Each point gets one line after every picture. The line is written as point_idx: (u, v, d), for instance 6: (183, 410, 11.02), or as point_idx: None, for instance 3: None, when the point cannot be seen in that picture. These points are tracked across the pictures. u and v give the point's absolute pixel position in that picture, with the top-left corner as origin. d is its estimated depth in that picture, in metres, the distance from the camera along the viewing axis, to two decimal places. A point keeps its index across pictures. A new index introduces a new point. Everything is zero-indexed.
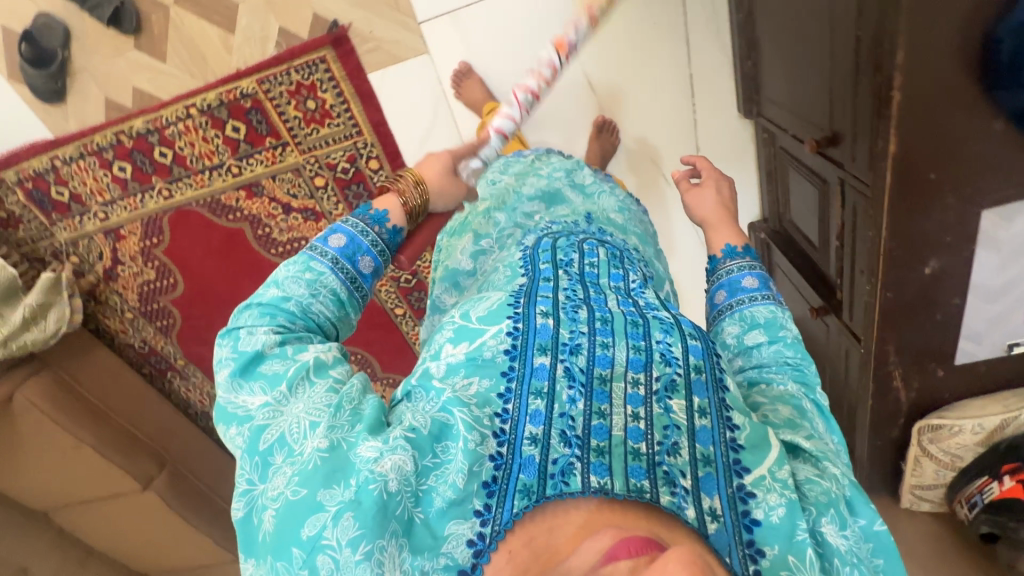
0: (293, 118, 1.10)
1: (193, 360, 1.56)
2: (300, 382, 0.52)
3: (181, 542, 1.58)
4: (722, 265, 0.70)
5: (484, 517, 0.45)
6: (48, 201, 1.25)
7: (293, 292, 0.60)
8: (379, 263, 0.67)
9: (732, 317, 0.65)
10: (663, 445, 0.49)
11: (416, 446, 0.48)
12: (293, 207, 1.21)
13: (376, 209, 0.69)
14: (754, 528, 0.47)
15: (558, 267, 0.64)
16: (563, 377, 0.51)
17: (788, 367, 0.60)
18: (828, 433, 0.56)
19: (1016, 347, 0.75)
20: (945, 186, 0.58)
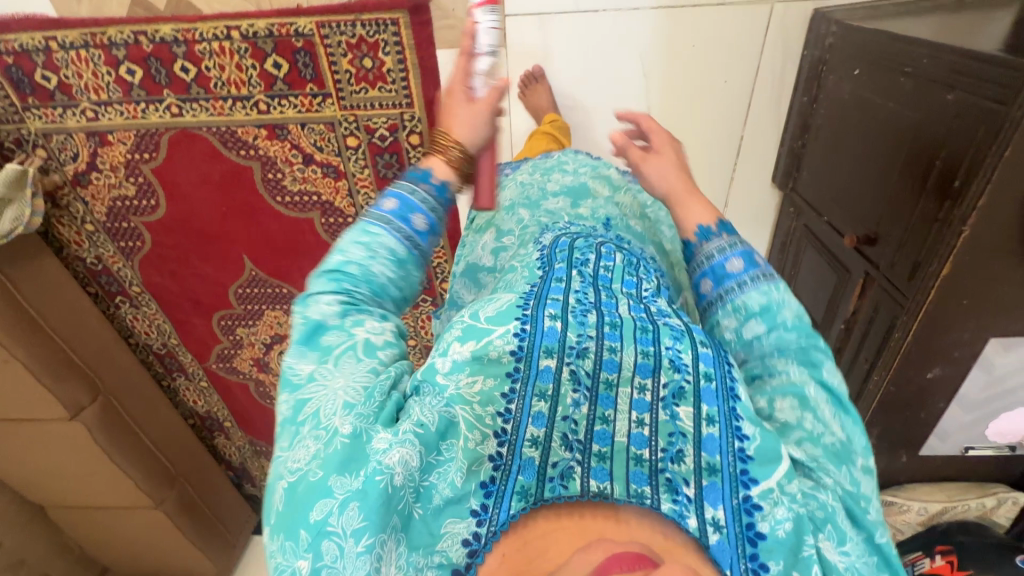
0: (344, 72, 1.05)
1: (151, 290, 1.44)
2: (341, 354, 0.50)
3: (97, 479, 1.46)
4: (701, 249, 0.62)
5: (481, 517, 0.43)
6: (29, 84, 1.09)
7: (353, 255, 0.56)
8: (434, 221, 0.60)
9: (722, 304, 0.58)
10: (666, 452, 0.47)
11: (425, 444, 0.46)
12: (316, 159, 1.16)
13: (421, 168, 0.61)
14: (758, 540, 0.43)
15: (573, 265, 0.61)
16: (569, 381, 0.49)
17: (792, 352, 0.54)
18: (834, 425, 0.50)
19: (972, 450, 0.89)
20: (973, 314, 0.69)
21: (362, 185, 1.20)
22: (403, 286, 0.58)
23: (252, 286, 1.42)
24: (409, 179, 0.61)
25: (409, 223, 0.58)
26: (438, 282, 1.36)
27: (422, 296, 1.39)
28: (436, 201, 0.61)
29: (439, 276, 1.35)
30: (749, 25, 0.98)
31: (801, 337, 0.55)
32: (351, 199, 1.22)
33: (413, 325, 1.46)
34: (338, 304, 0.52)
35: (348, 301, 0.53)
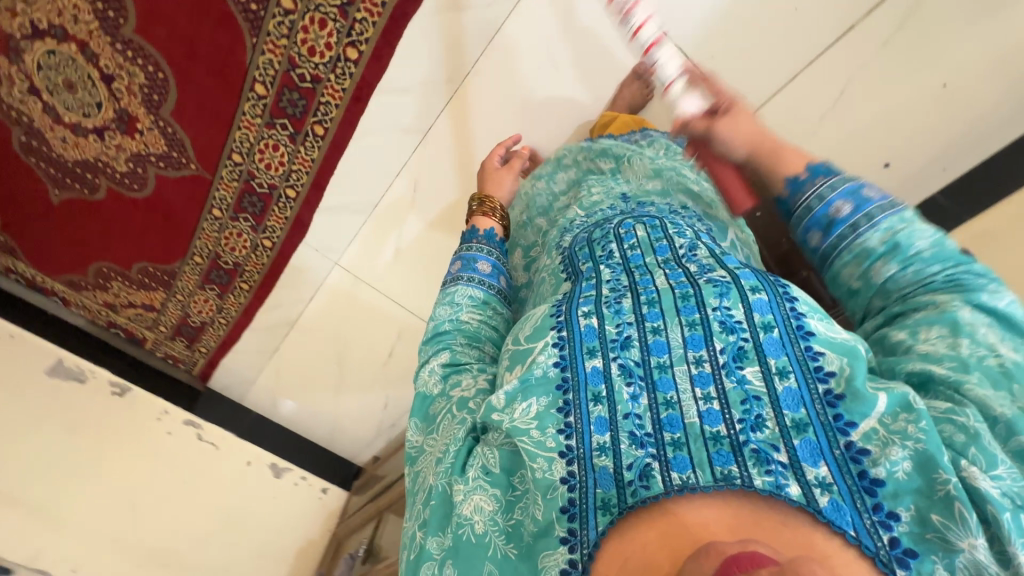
0: None
1: None
2: (442, 422, 0.66)
3: None
4: (800, 199, 0.73)
5: (571, 541, 0.49)
6: None
7: (444, 313, 0.79)
8: (494, 261, 0.88)
9: (846, 252, 0.68)
10: (746, 420, 0.51)
11: (495, 484, 0.56)
12: None
13: (484, 230, 0.93)
14: (877, 490, 0.47)
15: (599, 260, 0.70)
16: (621, 375, 0.56)
17: (937, 284, 0.61)
18: (1000, 346, 0.53)
19: None
20: None
21: None
22: (490, 323, 0.78)
23: None
24: (473, 238, 0.91)
25: (477, 271, 0.85)
26: (313, 118, 1.17)
27: (280, 121, 1.17)
28: (496, 249, 0.91)
29: (321, 114, 1.16)
30: None
31: (941, 267, 0.62)
32: None
33: (247, 139, 1.21)
34: (440, 372, 0.70)
35: (448, 357, 0.72)
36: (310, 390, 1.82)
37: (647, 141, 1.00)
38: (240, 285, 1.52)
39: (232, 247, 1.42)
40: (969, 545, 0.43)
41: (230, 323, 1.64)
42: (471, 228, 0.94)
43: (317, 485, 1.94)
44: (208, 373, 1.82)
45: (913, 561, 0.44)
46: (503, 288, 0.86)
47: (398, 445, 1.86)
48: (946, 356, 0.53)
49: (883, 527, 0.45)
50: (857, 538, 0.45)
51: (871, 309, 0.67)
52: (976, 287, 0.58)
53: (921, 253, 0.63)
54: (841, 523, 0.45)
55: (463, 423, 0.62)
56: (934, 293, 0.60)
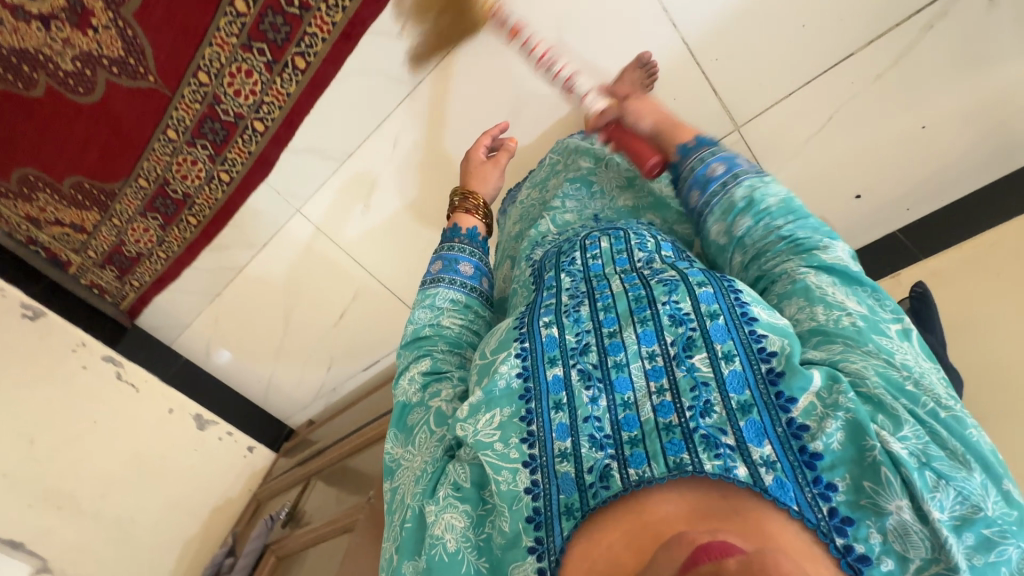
0: None
1: None
2: (419, 435, 0.66)
3: None
4: (687, 162, 0.78)
5: (537, 550, 0.49)
6: None
7: (421, 318, 0.79)
8: (474, 262, 0.86)
9: (715, 206, 0.71)
10: (694, 407, 0.50)
11: (465, 500, 0.56)
12: None
13: (467, 229, 0.91)
14: (815, 464, 0.46)
15: (561, 267, 0.67)
16: (580, 380, 0.55)
17: (785, 243, 0.64)
18: (848, 303, 0.56)
19: None
20: None
21: None
22: (471, 328, 0.78)
23: None
24: (456, 238, 0.89)
25: (459, 273, 0.84)
26: (296, 49, 1.08)
27: (257, 46, 1.08)
28: (480, 251, 0.89)
29: (305, 47, 1.07)
30: (711, 122, 1.05)
31: (784, 221, 0.65)
32: None
33: (218, 58, 1.11)
34: (421, 379, 0.70)
35: (429, 364, 0.71)
36: (248, 343, 1.72)
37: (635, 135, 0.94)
38: (187, 218, 1.41)
39: (184, 175, 1.31)
40: (895, 507, 0.44)
41: (171, 258, 1.52)
42: (451, 226, 0.92)
43: (244, 443, 1.84)
44: (137, 310, 1.66)
45: (851, 529, 0.44)
46: (484, 289, 0.85)
47: (336, 411, 1.79)
48: (809, 333, 0.56)
49: (823, 499, 0.45)
50: (800, 512, 0.44)
51: (734, 265, 0.69)
52: (811, 245, 0.62)
53: (770, 208, 0.67)
54: (784, 500, 0.45)
55: (442, 440, 0.63)
56: (780, 255, 0.63)
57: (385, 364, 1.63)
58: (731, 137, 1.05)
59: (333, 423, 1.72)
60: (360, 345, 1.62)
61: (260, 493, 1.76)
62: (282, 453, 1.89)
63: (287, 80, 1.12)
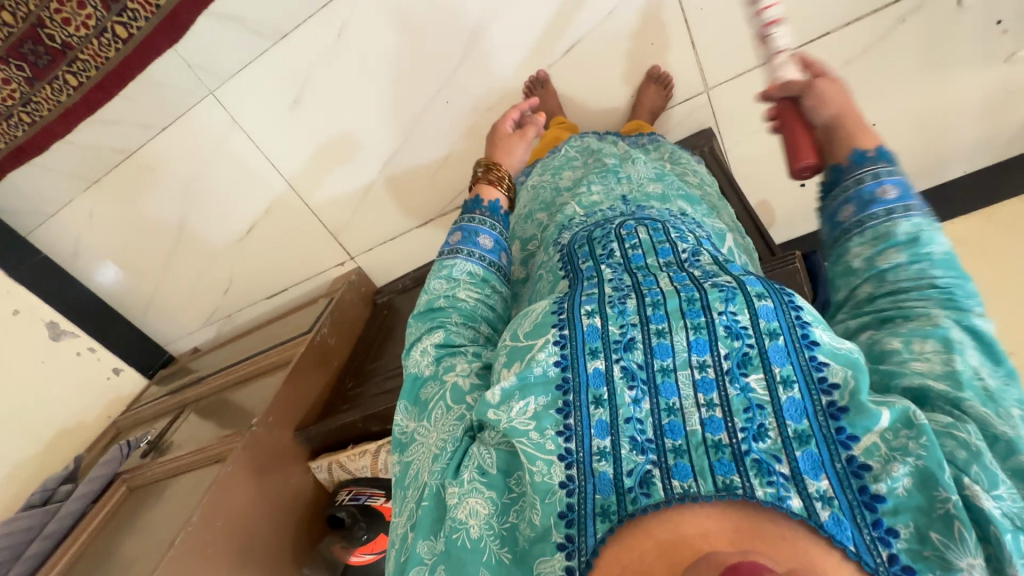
0: None
1: None
2: (434, 410, 0.58)
3: None
4: (854, 173, 0.59)
5: (568, 548, 0.43)
6: None
7: (438, 288, 0.71)
8: (496, 237, 0.77)
9: (864, 229, 0.55)
10: (748, 429, 0.44)
11: (492, 486, 0.49)
12: None
13: (489, 202, 0.82)
14: (876, 506, 0.40)
15: (600, 259, 0.60)
16: (623, 377, 0.48)
17: (937, 290, 0.49)
18: (982, 370, 0.44)
19: None
20: None
21: None
22: (490, 305, 0.70)
23: None
24: (477, 210, 0.80)
25: (478, 246, 0.75)
26: None
27: None
28: (501, 224, 0.80)
29: None
30: (685, 78, 1.01)
31: (943, 273, 0.50)
32: None
33: None
34: (433, 352, 0.63)
35: (442, 337, 0.64)
36: (130, 246, 1.47)
37: (653, 145, 0.95)
38: (64, 76, 1.13)
39: (65, 20, 1.06)
40: (967, 565, 0.37)
41: (36, 126, 1.22)
42: (472, 197, 0.83)
43: (110, 363, 1.58)
44: None
45: None
46: (503, 265, 0.76)
47: (229, 340, 1.60)
48: (938, 376, 0.44)
49: (883, 543, 0.39)
50: (857, 554, 0.39)
51: (855, 296, 0.54)
52: (965, 305, 0.48)
53: (933, 255, 0.51)
54: (841, 538, 0.39)
55: (461, 419, 0.55)
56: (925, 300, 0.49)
57: (295, 295, 1.48)
58: (700, 98, 1.03)
59: (221, 352, 1.54)
60: (265, 269, 1.45)
61: (121, 420, 1.56)
62: (156, 381, 1.66)
63: None
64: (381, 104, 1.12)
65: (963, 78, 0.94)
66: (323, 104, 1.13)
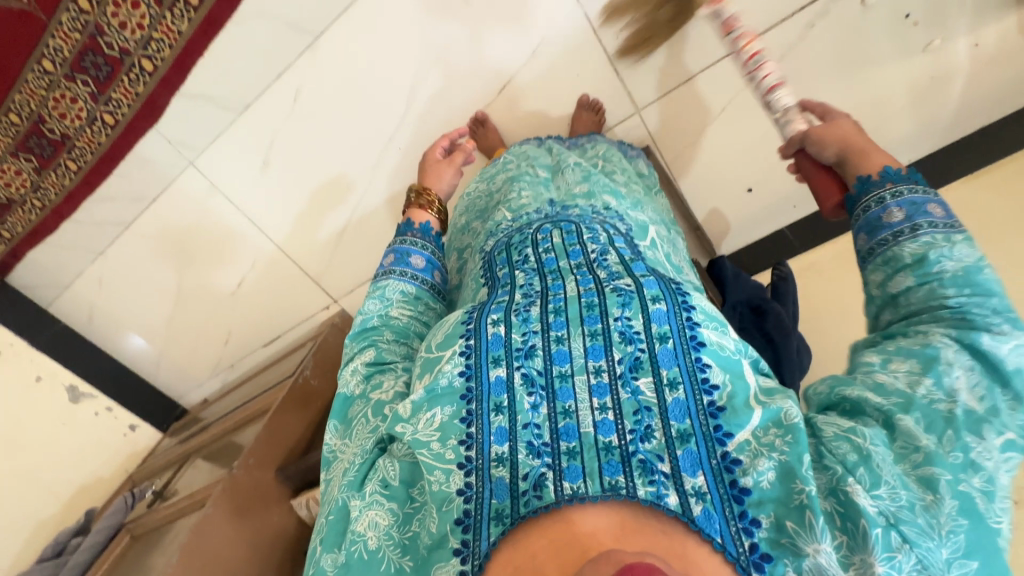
0: None
1: None
2: (357, 426, 0.62)
3: None
4: (860, 201, 0.61)
5: (463, 553, 0.46)
6: None
7: (370, 308, 0.75)
8: (427, 257, 0.84)
9: (874, 257, 0.56)
10: (635, 430, 0.48)
11: (392, 498, 0.53)
12: None
13: (421, 224, 0.88)
14: (743, 498, 0.45)
15: (515, 266, 0.66)
16: (523, 384, 0.52)
17: (947, 312, 0.48)
18: (963, 393, 0.44)
19: None
20: None
21: None
22: (422, 321, 0.76)
23: None
24: (407, 233, 0.86)
25: (410, 266, 0.81)
26: None
27: None
28: (434, 246, 0.86)
29: None
30: (615, 102, 1.06)
31: (957, 291, 0.49)
32: None
33: None
34: (363, 371, 0.66)
35: (373, 355, 0.68)
36: (135, 307, 1.58)
37: (590, 145, 0.99)
38: (66, 163, 1.28)
39: (62, 114, 1.20)
40: (812, 550, 0.41)
41: (47, 207, 1.38)
42: (405, 221, 0.88)
43: (126, 420, 1.68)
44: (7, 265, 1.49)
45: (768, 565, 0.42)
46: (436, 283, 0.82)
47: (232, 389, 1.68)
48: (895, 391, 0.45)
49: (746, 534, 0.43)
50: (721, 545, 0.43)
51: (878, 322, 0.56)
52: (982, 326, 0.46)
53: (943, 274, 0.50)
54: (709, 531, 0.43)
55: (374, 431, 0.59)
56: (936, 323, 0.48)
57: (288, 339, 1.55)
58: (634, 120, 1.07)
59: (227, 399, 1.61)
60: (257, 318, 1.53)
61: (136, 474, 1.62)
62: (168, 434, 1.74)
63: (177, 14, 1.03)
64: (341, 146, 1.19)
65: (886, 69, 0.96)
66: (290, 165, 1.23)
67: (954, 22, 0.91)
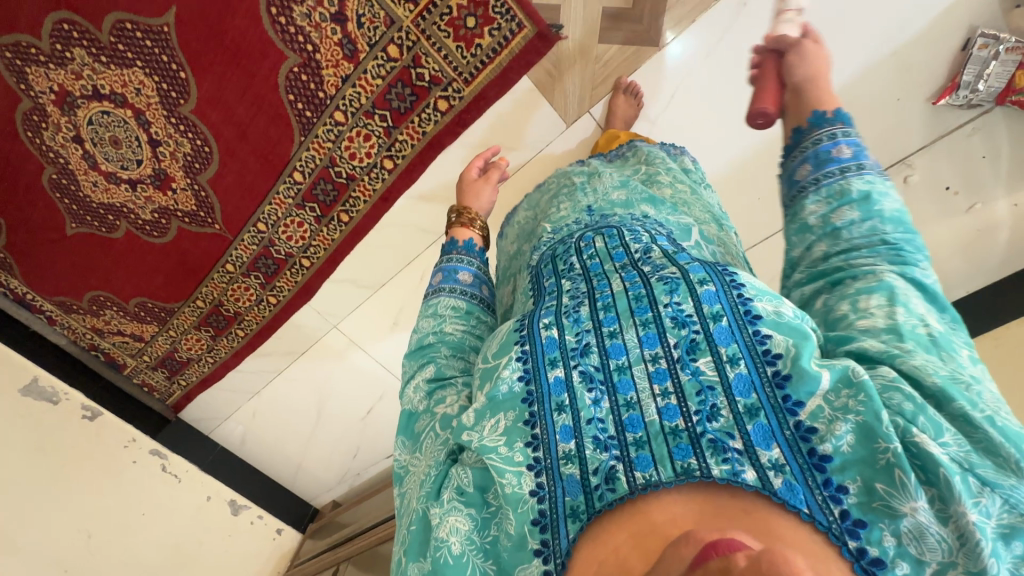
0: (449, 20, 1.03)
1: None
2: (425, 439, 0.64)
3: None
4: (813, 135, 0.67)
5: (544, 553, 0.49)
6: None
7: (426, 325, 0.77)
8: (476, 274, 0.84)
9: (817, 189, 0.62)
10: (700, 412, 0.49)
11: (470, 504, 0.54)
12: (349, 28, 1.06)
13: (466, 241, 0.91)
14: (825, 466, 0.44)
15: (561, 275, 0.67)
16: (583, 381, 0.54)
17: (882, 248, 0.56)
18: (928, 317, 0.50)
19: None
20: None
21: (361, 84, 1.11)
22: (475, 334, 0.76)
23: (146, 37, 1.12)
24: (453, 249, 0.89)
25: (458, 282, 0.82)
26: (342, 208, 1.29)
27: (312, 205, 1.29)
28: (478, 260, 0.87)
29: (348, 206, 1.28)
30: None
31: (894, 229, 0.57)
32: (341, 83, 1.11)
33: (275, 214, 1.33)
34: (424, 388, 0.67)
35: (433, 370, 0.68)
36: (281, 433, 1.88)
37: (631, 151, 1.00)
38: (235, 331, 1.61)
39: (237, 299, 1.52)
40: (909, 509, 0.41)
41: (217, 362, 1.70)
42: (450, 240, 0.91)
43: (273, 525, 1.96)
44: (181, 404, 1.85)
45: (863, 531, 0.42)
46: (485, 296, 0.82)
47: (359, 495, 1.92)
48: (882, 329, 0.49)
49: (833, 501, 0.43)
50: (810, 515, 0.43)
51: (813, 255, 0.60)
52: (909, 261, 0.54)
53: (884, 211, 0.58)
54: (794, 502, 0.43)
55: (444, 443, 0.61)
56: (874, 258, 0.55)
57: None
58: None
59: (358, 509, 1.84)
60: (385, 436, 1.80)
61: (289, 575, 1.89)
62: (307, 535, 2.02)
63: (337, 229, 1.33)
64: None
65: (934, 227, 1.09)
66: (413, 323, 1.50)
67: (991, 192, 1.03)
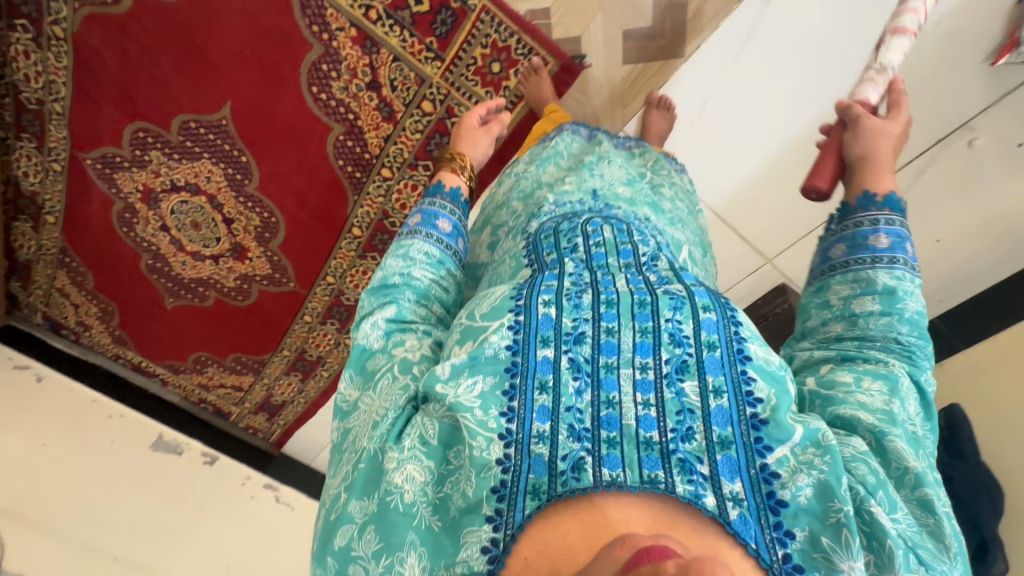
0: (476, 75, 1.14)
1: (103, 53, 1.15)
2: (381, 381, 0.63)
3: None
4: (856, 215, 0.69)
5: (495, 521, 0.50)
6: None
7: (393, 265, 0.75)
8: (453, 221, 0.82)
9: (842, 271, 0.66)
10: (676, 430, 0.51)
11: (430, 455, 0.56)
12: (383, 92, 1.14)
13: (448, 187, 0.88)
14: (779, 509, 0.49)
15: (562, 253, 0.68)
16: (568, 368, 0.55)
17: (895, 343, 0.60)
18: (916, 422, 0.55)
19: None
20: None
21: (402, 141, 1.20)
22: (445, 285, 0.76)
23: (207, 130, 1.24)
24: (434, 194, 0.85)
25: (437, 229, 0.80)
26: None
27: (370, 253, 1.39)
28: (459, 209, 0.85)
29: None
30: (747, 260, 1.33)
31: (908, 330, 0.60)
32: (383, 142, 1.21)
33: (341, 267, 1.44)
34: (383, 326, 0.68)
35: (394, 311, 0.69)
36: None
37: (639, 149, 1.02)
38: (321, 372, 1.74)
39: (318, 344, 1.65)
40: (847, 565, 0.47)
41: (309, 402, 1.86)
42: (436, 183, 0.89)
43: None
44: (283, 440, 2.04)
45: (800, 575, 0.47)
46: (460, 249, 0.81)
47: None
48: (877, 408, 0.54)
49: (779, 543, 0.48)
50: (756, 550, 0.47)
51: (825, 333, 0.65)
52: (910, 353, 0.59)
53: (906, 312, 0.60)
54: (744, 535, 0.47)
55: (405, 389, 0.61)
56: (888, 354, 0.59)
57: None
58: (766, 267, 1.32)
59: None
60: None
61: None
62: None
63: None
64: None
65: (1003, 187, 1.09)
66: None
67: None
